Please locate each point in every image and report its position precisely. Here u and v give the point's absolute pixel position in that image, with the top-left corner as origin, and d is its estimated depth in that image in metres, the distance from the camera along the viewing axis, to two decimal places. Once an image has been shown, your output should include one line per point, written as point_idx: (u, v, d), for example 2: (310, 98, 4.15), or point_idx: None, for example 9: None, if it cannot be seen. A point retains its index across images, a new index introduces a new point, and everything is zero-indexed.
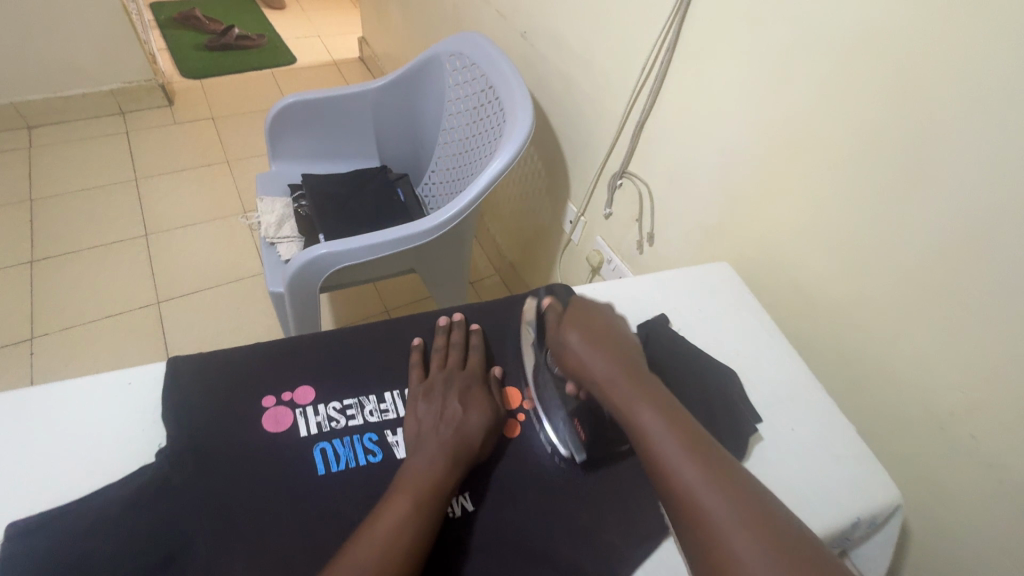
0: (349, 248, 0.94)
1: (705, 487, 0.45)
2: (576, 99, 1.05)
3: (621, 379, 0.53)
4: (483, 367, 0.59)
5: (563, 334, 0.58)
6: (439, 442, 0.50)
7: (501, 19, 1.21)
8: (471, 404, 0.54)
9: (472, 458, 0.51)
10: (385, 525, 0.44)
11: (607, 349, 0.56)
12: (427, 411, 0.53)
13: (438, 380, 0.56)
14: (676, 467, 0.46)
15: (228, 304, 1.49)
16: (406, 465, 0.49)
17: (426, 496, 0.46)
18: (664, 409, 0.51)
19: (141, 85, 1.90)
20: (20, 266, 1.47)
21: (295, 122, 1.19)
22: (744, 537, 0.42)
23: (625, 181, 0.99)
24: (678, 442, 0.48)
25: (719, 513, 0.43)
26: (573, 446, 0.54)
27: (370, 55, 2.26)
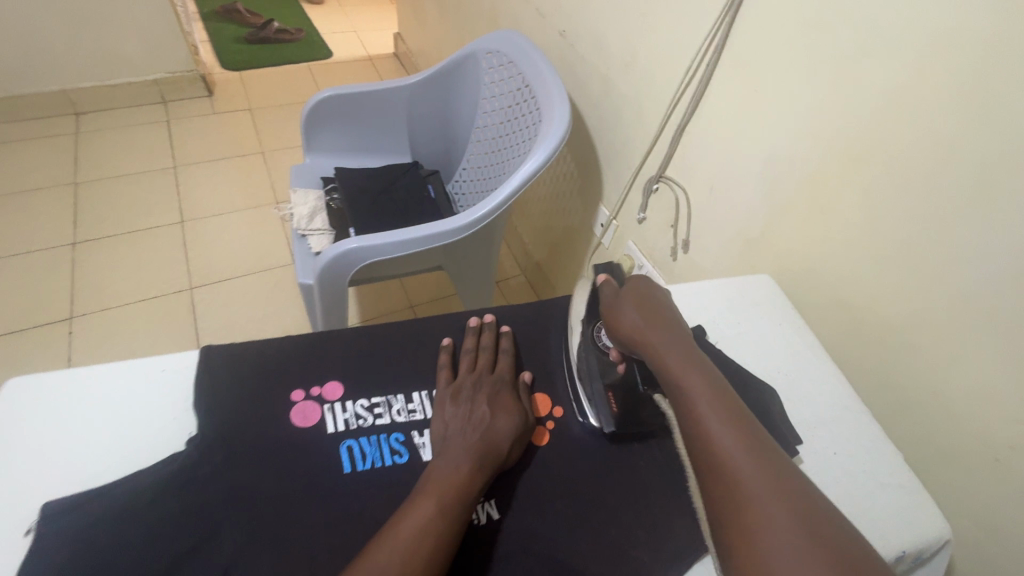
0: (379, 243, 0.94)
1: (743, 455, 0.43)
2: (614, 100, 1.02)
3: (672, 346, 0.52)
4: (513, 371, 0.58)
5: (621, 302, 0.58)
6: (466, 446, 0.49)
7: (540, 18, 1.20)
8: (499, 408, 0.53)
9: (499, 463, 0.50)
10: (414, 519, 0.43)
11: (661, 321, 0.55)
12: (455, 415, 0.52)
13: (466, 384, 0.55)
14: (713, 433, 0.45)
15: (258, 293, 1.51)
16: (431, 467, 0.48)
17: (453, 496, 0.45)
18: (711, 381, 0.48)
19: (183, 75, 1.96)
20: (63, 248, 1.52)
21: (330, 115, 1.20)
22: (777, 509, 0.39)
23: (661, 186, 0.97)
24: (720, 411, 0.46)
25: (752, 482, 0.41)
26: (604, 418, 0.55)
27: (405, 51, 2.27)
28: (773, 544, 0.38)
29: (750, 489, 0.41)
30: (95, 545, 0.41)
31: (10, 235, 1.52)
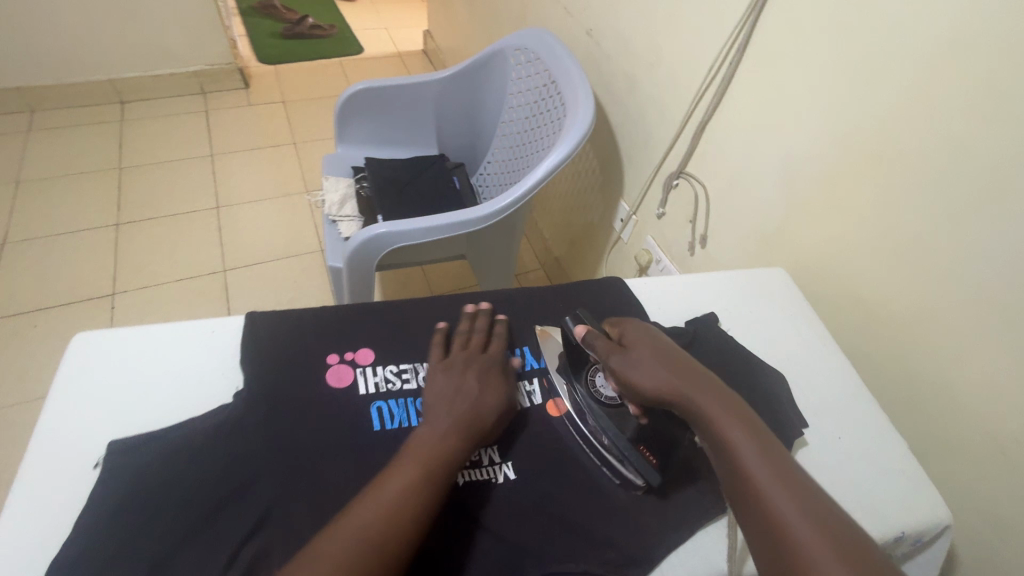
0: (406, 229, 0.98)
1: (798, 518, 0.41)
2: (638, 98, 1.05)
3: (700, 392, 0.50)
4: (504, 352, 0.59)
5: (629, 351, 0.53)
6: (451, 419, 0.51)
7: (567, 17, 1.23)
8: (488, 385, 0.54)
9: (483, 436, 0.51)
10: (393, 487, 0.45)
11: (682, 371, 0.51)
12: (445, 382, 0.54)
13: (457, 359, 0.56)
14: (767, 493, 0.43)
15: (287, 276, 1.57)
16: (416, 434, 0.50)
17: (435, 464, 0.47)
18: (753, 430, 0.47)
19: (222, 67, 2.04)
20: (107, 228, 1.60)
21: (362, 108, 1.24)
22: (836, 571, 0.38)
23: (681, 182, 0.99)
24: (766, 464, 0.45)
25: (808, 544, 0.40)
26: (646, 473, 0.51)
27: (434, 48, 2.32)
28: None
29: (807, 551, 0.39)
30: (154, 479, 0.46)
31: (58, 215, 1.61)
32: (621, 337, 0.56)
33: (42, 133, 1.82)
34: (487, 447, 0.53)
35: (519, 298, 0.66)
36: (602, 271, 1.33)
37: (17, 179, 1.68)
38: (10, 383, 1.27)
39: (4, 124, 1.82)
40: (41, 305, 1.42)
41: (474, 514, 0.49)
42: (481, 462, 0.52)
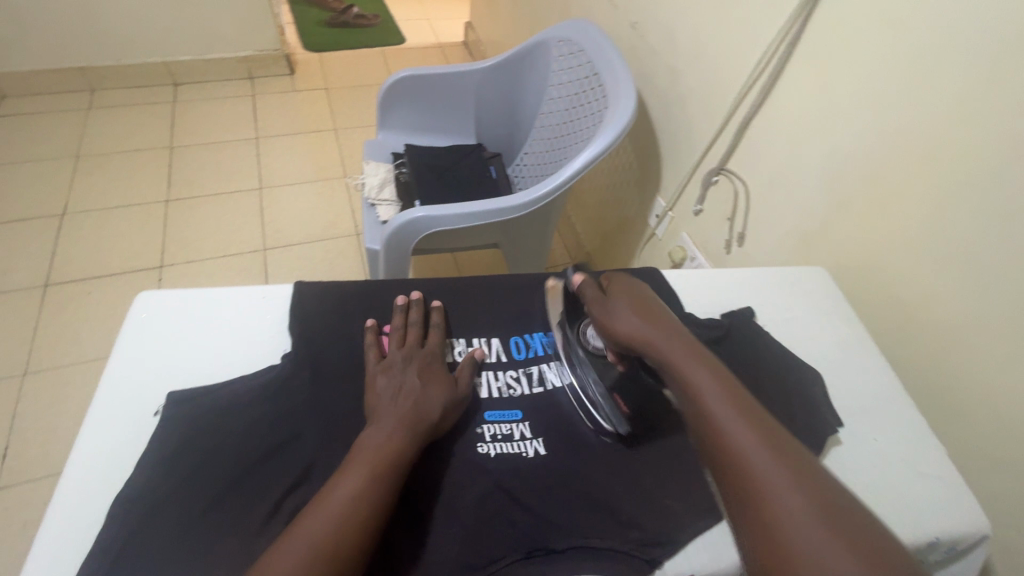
0: (443, 214, 1.00)
1: (756, 447, 0.42)
2: (680, 92, 1.04)
3: (669, 339, 0.51)
4: (443, 347, 0.58)
5: (611, 303, 0.56)
6: (396, 416, 0.49)
7: (611, 10, 1.23)
8: (430, 381, 0.53)
9: (430, 431, 0.50)
10: (340, 491, 0.43)
11: (654, 319, 0.54)
12: (387, 385, 0.52)
13: (396, 358, 0.54)
14: (725, 426, 0.44)
15: (324, 258, 1.62)
16: (362, 437, 0.47)
17: (382, 467, 0.45)
18: (716, 371, 0.48)
19: (270, 53, 2.10)
20: (157, 203, 1.68)
21: (405, 95, 1.27)
22: (796, 499, 0.39)
23: (720, 178, 0.98)
24: (729, 401, 0.46)
25: (771, 474, 0.41)
26: (615, 419, 0.53)
27: (475, 40, 2.34)
28: (801, 537, 0.38)
29: (771, 482, 0.40)
30: (205, 430, 0.49)
31: (114, 189, 1.69)
32: (609, 289, 0.58)
33: (102, 110, 1.92)
34: (519, 423, 0.54)
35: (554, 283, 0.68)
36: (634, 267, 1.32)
37: (78, 153, 1.77)
38: (65, 344, 1.35)
39: (69, 101, 1.93)
40: (95, 273, 1.50)
41: (506, 485, 0.49)
42: (513, 437, 0.53)
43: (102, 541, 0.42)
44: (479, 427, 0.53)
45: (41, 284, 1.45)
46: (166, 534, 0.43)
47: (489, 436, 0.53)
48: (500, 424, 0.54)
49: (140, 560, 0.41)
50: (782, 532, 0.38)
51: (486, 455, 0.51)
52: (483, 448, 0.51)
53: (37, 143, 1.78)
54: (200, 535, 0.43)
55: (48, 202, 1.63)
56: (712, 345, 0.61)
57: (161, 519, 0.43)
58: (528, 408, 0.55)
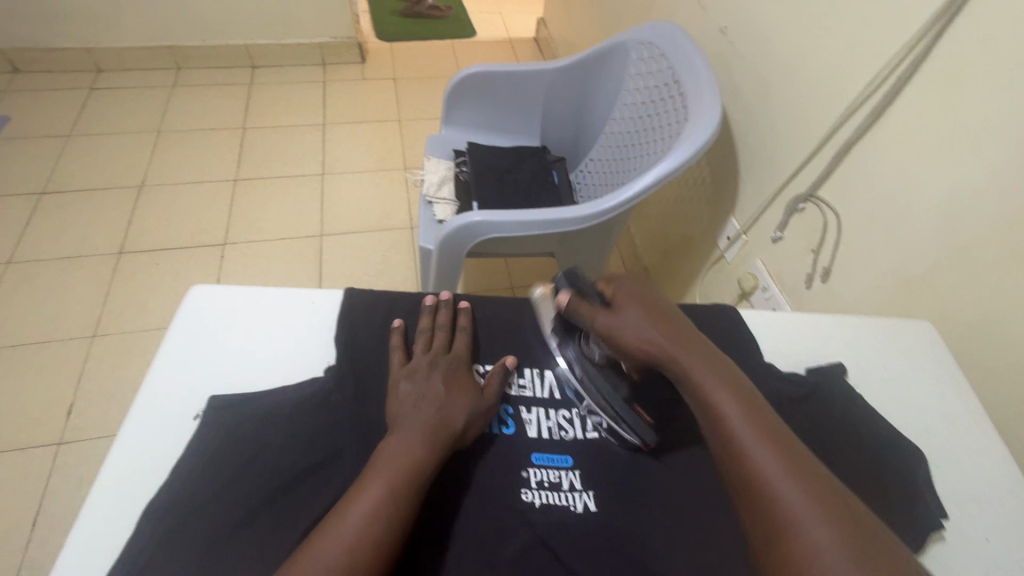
0: (500, 220, 0.96)
1: (783, 477, 0.40)
2: (769, 108, 0.96)
3: (690, 355, 0.48)
4: (470, 355, 0.55)
5: (619, 310, 0.52)
6: (420, 424, 0.46)
7: (699, 12, 1.14)
8: (455, 388, 0.50)
9: (455, 442, 0.47)
10: (362, 502, 0.41)
11: (672, 327, 0.50)
12: (410, 391, 0.49)
13: (421, 363, 0.51)
14: (750, 452, 0.42)
15: (378, 248, 1.62)
16: (383, 445, 0.45)
17: (405, 479, 0.43)
18: (742, 394, 0.45)
19: (343, 41, 2.13)
20: (226, 182, 1.74)
21: (472, 92, 1.23)
22: (831, 536, 0.37)
23: (808, 206, 0.89)
24: (755, 427, 0.43)
25: (803, 511, 0.38)
26: (641, 431, 0.50)
27: (547, 37, 2.29)
28: None
29: (804, 518, 0.38)
30: (243, 439, 0.47)
31: (187, 165, 1.76)
32: (611, 294, 0.54)
33: (183, 89, 2.00)
34: (569, 470, 0.49)
35: None
36: (696, 289, 1.24)
37: (159, 128, 1.86)
38: (131, 313, 1.42)
39: (155, 78, 2.03)
40: (163, 246, 1.56)
41: (548, 541, 0.44)
42: (561, 486, 0.48)
43: (130, 550, 0.41)
44: (525, 470, 0.49)
45: (115, 252, 1.53)
46: (192, 551, 0.41)
47: (535, 482, 0.48)
48: (548, 469, 0.49)
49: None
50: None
51: (531, 504, 0.47)
52: (527, 495, 0.47)
53: (124, 116, 1.88)
54: (226, 557, 0.41)
55: (129, 174, 1.71)
56: (792, 403, 0.54)
57: (188, 535, 0.42)
58: (579, 454, 0.50)
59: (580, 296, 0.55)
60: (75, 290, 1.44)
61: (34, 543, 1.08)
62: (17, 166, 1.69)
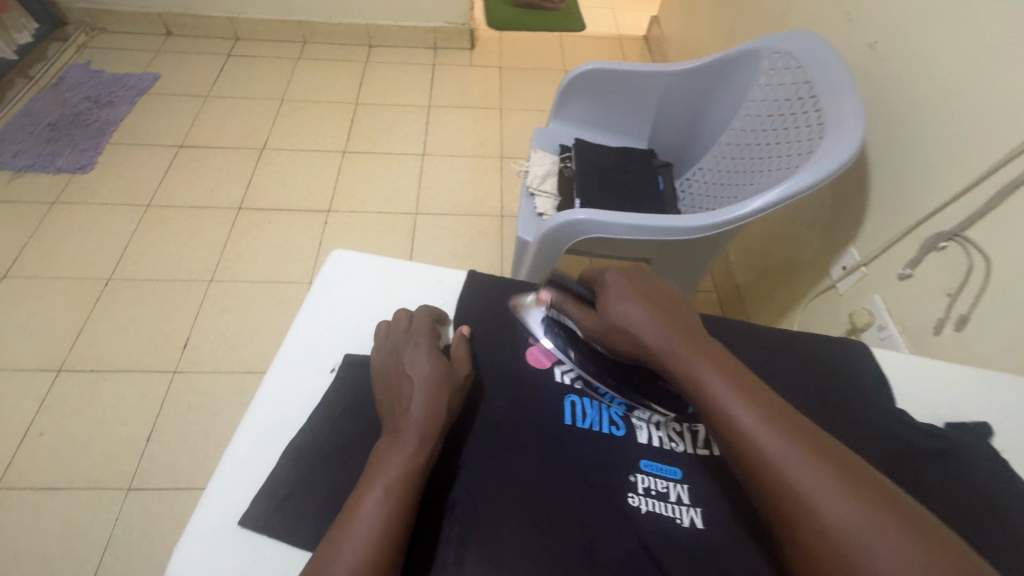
0: (607, 220, 0.94)
1: (790, 455, 0.39)
2: (918, 133, 0.88)
3: (678, 341, 0.47)
4: (434, 331, 0.53)
5: (605, 310, 0.51)
6: (409, 418, 0.45)
7: (847, 24, 1.06)
8: (416, 363, 0.48)
9: (444, 421, 0.46)
10: (365, 508, 0.40)
11: (657, 314, 0.49)
12: (385, 382, 0.48)
13: (386, 351, 0.50)
14: (748, 437, 0.41)
15: (468, 232, 1.67)
16: (379, 446, 0.44)
17: (406, 473, 0.42)
18: (731, 374, 0.45)
19: (457, 27, 2.18)
20: (336, 153, 1.84)
21: (586, 89, 1.21)
22: (842, 505, 0.37)
23: (950, 245, 0.81)
24: (753, 406, 0.42)
25: (815, 485, 0.38)
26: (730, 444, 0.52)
27: (658, 36, 2.23)
28: (866, 557, 0.35)
29: (815, 494, 0.38)
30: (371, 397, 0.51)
31: (304, 134, 1.89)
32: (602, 286, 0.54)
33: (307, 62, 2.14)
34: (677, 483, 0.48)
35: (736, 334, 0.61)
36: (795, 317, 1.18)
37: (283, 97, 2.00)
38: (243, 264, 1.55)
39: (284, 49, 2.18)
40: (276, 206, 1.69)
41: (649, 547, 0.44)
42: (669, 497, 0.47)
43: (273, 482, 0.45)
44: (633, 475, 0.48)
45: (235, 207, 1.67)
46: (326, 491, 0.45)
47: (642, 488, 0.48)
48: (656, 478, 0.48)
49: (302, 509, 0.44)
50: (836, 551, 0.36)
51: (637, 509, 0.46)
52: (634, 500, 0.47)
53: (254, 83, 2.04)
54: None
55: (253, 137, 1.86)
56: (925, 457, 0.50)
57: (321, 479, 0.45)
58: (688, 468, 0.49)
59: (564, 294, 0.56)
60: (199, 238, 1.59)
61: (149, 456, 1.21)
62: (162, 120, 1.88)
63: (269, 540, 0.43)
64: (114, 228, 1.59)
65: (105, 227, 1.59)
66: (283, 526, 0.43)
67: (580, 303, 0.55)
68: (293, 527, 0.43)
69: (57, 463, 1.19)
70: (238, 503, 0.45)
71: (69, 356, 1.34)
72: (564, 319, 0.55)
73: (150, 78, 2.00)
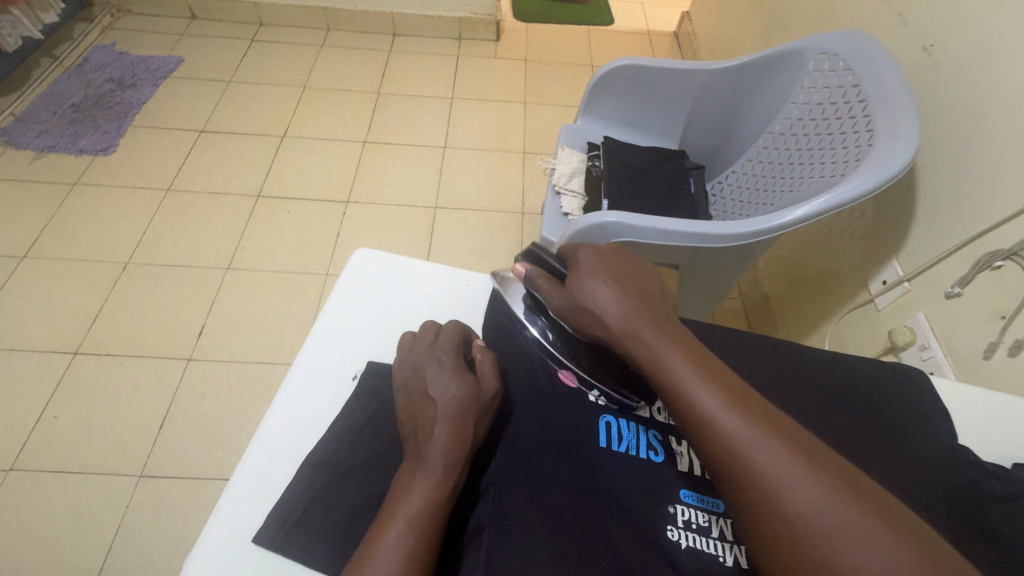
0: (638, 225, 0.89)
1: (756, 442, 0.36)
2: (975, 143, 0.83)
3: (642, 322, 0.44)
4: (461, 347, 0.49)
5: (573, 287, 0.48)
6: (433, 444, 0.41)
7: (899, 25, 1.01)
8: (439, 382, 0.44)
9: (470, 449, 0.42)
10: (386, 543, 0.37)
11: (623, 291, 0.46)
12: (406, 401, 0.45)
13: (407, 367, 0.46)
14: (710, 420, 0.37)
15: (488, 228, 1.63)
16: (402, 474, 0.41)
17: (429, 505, 0.38)
18: (695, 355, 0.41)
19: (483, 18, 2.13)
20: (357, 143, 1.82)
21: (619, 85, 1.17)
22: (813, 495, 0.33)
23: (1005, 265, 0.76)
24: (718, 391, 0.38)
25: (783, 473, 0.34)
26: None
27: (690, 33, 2.17)
28: (834, 548, 0.32)
29: (782, 482, 0.34)
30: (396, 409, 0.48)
31: (325, 123, 1.87)
32: (571, 264, 0.50)
33: (330, 49, 2.11)
34: (720, 517, 0.45)
35: (782, 355, 0.57)
36: (826, 331, 1.14)
37: (305, 84, 1.98)
38: (261, 253, 1.53)
39: (308, 36, 2.16)
40: (295, 195, 1.67)
41: None
42: (711, 532, 0.44)
43: (289, 497, 0.43)
44: (672, 506, 0.45)
45: (254, 195, 1.66)
46: (344, 510, 0.42)
47: (681, 520, 0.44)
48: (697, 510, 0.45)
49: (319, 527, 0.41)
50: (802, 541, 0.33)
51: (676, 544, 0.43)
52: (673, 533, 0.43)
53: (277, 69, 2.02)
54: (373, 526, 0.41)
55: (274, 124, 1.85)
56: (992, 502, 0.46)
57: (339, 496, 0.42)
58: None
59: (539, 268, 0.53)
60: (218, 225, 1.58)
61: (161, 443, 1.21)
62: (184, 104, 1.87)
63: (285, 559, 0.41)
64: (134, 212, 1.58)
65: (126, 210, 1.59)
66: (299, 546, 0.41)
67: (556, 277, 0.52)
68: (309, 547, 0.41)
69: (70, 447, 1.19)
70: (253, 517, 0.43)
71: (85, 339, 1.34)
72: (535, 293, 0.52)
73: (173, 61, 1.98)
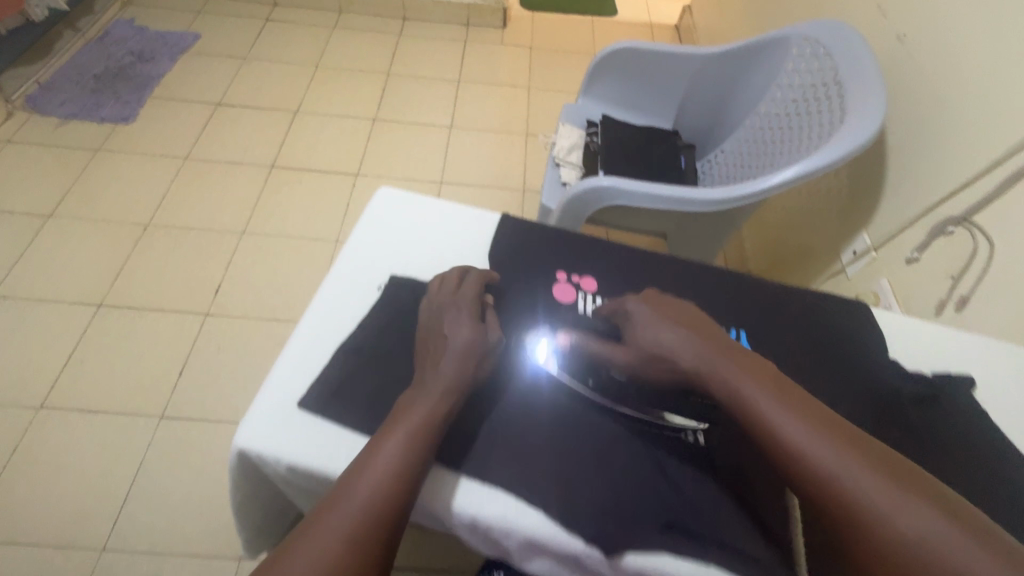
0: (631, 189, 0.97)
1: (846, 467, 0.41)
2: (936, 122, 0.91)
3: (718, 358, 0.49)
4: (479, 297, 0.56)
5: (638, 335, 0.52)
6: (440, 376, 0.49)
7: (879, 15, 1.09)
8: (455, 329, 0.51)
9: (470, 387, 0.50)
10: (388, 447, 0.44)
11: (691, 333, 0.51)
12: (427, 342, 0.52)
13: (432, 313, 0.54)
14: (808, 455, 0.42)
15: (490, 203, 1.72)
16: (409, 396, 0.48)
17: (427, 425, 0.46)
18: (775, 387, 0.47)
19: (491, 5, 2.21)
20: (366, 120, 1.90)
21: (618, 66, 1.24)
22: (913, 514, 0.38)
23: (957, 230, 0.85)
24: (801, 422, 0.44)
25: (879, 495, 0.39)
26: None
27: (690, 26, 2.25)
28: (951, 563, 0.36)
29: (882, 506, 0.39)
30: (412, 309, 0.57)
31: (336, 100, 1.94)
32: (627, 315, 0.55)
33: (342, 30, 2.19)
34: None
35: (748, 289, 0.66)
36: None
37: (317, 63, 2.05)
38: (274, 219, 1.61)
39: (321, 17, 2.23)
40: (307, 166, 1.75)
41: (656, 456, 0.51)
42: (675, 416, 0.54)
43: (325, 373, 0.51)
44: None
45: (268, 165, 1.74)
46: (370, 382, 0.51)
47: None
48: None
49: (351, 398, 0.50)
50: (915, 558, 0.37)
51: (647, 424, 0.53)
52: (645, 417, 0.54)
53: (290, 48, 2.10)
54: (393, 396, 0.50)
55: (287, 99, 1.92)
56: (913, 404, 0.55)
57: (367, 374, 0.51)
58: None
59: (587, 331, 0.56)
60: (233, 192, 1.66)
61: (181, 389, 1.29)
62: (201, 77, 1.95)
63: (321, 419, 0.49)
64: (154, 178, 1.66)
65: (147, 175, 1.67)
66: (337, 408, 0.49)
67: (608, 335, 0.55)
68: (342, 410, 0.49)
69: (96, 389, 1.27)
70: (296, 388, 0.51)
71: (109, 292, 1.42)
72: (592, 352, 0.54)
73: (191, 37, 2.05)
